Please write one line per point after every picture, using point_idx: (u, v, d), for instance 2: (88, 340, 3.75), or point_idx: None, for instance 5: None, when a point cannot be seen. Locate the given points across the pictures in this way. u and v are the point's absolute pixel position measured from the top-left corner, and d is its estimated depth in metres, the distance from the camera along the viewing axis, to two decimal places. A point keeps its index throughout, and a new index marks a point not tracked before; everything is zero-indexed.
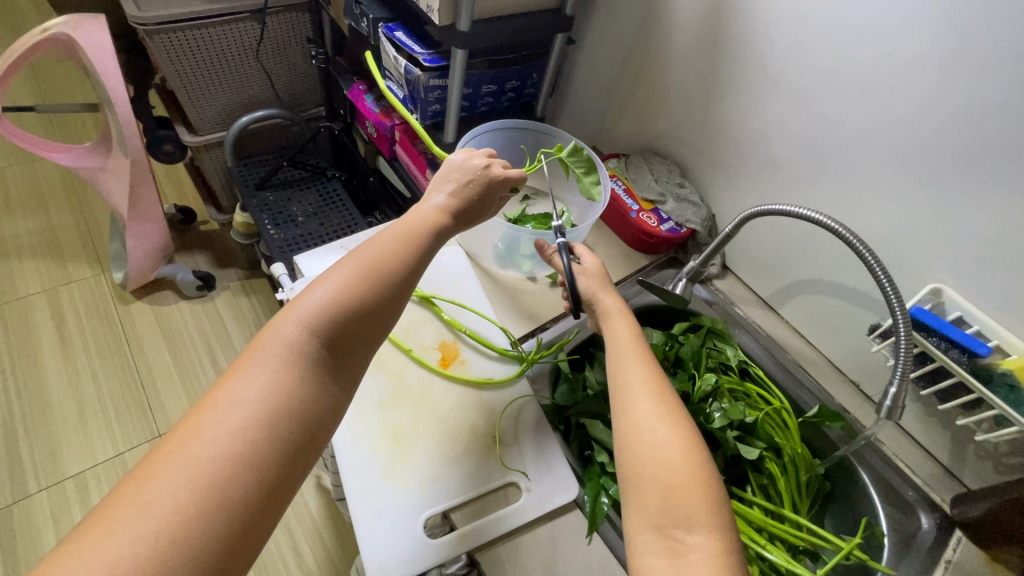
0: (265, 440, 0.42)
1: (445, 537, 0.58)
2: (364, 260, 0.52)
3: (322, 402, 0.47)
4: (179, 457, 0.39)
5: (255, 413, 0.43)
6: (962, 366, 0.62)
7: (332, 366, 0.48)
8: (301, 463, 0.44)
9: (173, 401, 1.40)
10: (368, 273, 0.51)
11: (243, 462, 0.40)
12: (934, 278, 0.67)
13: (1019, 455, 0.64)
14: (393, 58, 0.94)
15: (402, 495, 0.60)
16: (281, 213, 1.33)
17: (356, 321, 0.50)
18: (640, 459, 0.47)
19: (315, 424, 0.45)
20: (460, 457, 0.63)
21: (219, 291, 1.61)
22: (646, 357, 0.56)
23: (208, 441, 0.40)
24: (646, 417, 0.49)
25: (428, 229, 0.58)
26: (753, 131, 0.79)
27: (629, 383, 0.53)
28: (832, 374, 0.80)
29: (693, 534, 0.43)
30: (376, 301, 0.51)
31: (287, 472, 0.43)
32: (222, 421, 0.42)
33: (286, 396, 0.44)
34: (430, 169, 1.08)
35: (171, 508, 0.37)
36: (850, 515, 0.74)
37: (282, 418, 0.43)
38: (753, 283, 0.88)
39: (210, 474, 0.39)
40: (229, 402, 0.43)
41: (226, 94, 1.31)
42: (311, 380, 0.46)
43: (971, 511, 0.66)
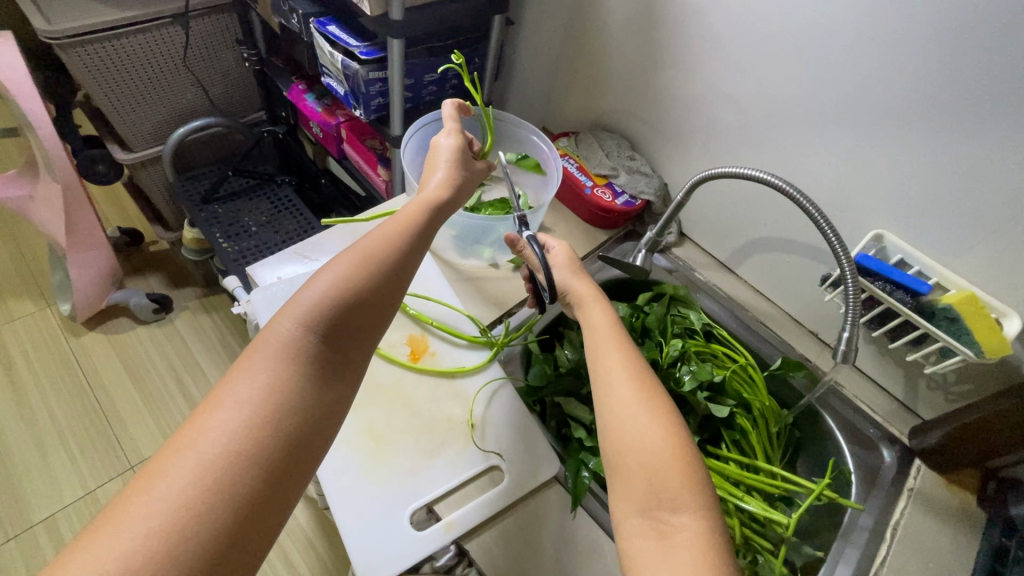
0: (266, 438, 0.42)
1: (432, 528, 0.58)
2: (360, 250, 0.52)
3: (324, 398, 0.46)
4: (184, 454, 0.39)
5: (258, 409, 0.43)
6: (907, 305, 0.65)
7: (333, 362, 0.48)
8: (303, 460, 0.44)
9: (143, 432, 1.35)
10: (366, 263, 0.51)
11: (244, 460, 0.40)
12: (876, 225, 0.70)
13: (965, 382, 0.69)
14: (328, 53, 0.91)
15: (384, 492, 0.60)
16: (232, 224, 1.29)
17: (355, 314, 0.49)
18: (626, 448, 0.48)
19: (316, 423, 0.45)
20: (440, 447, 0.63)
21: (178, 313, 1.56)
22: (622, 342, 0.56)
23: (213, 437, 0.40)
24: (628, 404, 0.50)
25: (425, 205, 0.59)
26: (696, 99, 0.81)
27: (609, 371, 0.53)
28: (792, 327, 0.83)
29: (678, 515, 0.44)
30: (374, 293, 0.50)
31: (288, 469, 0.42)
32: (226, 419, 0.41)
33: (286, 395, 0.44)
34: (382, 166, 1.06)
35: (176, 505, 0.37)
36: (819, 459, 0.77)
37: (282, 416, 0.43)
38: (710, 248, 0.90)
39: (216, 470, 0.39)
40: (232, 399, 0.43)
41: (157, 105, 1.25)
42: (312, 377, 0.46)
43: (928, 440, 0.70)
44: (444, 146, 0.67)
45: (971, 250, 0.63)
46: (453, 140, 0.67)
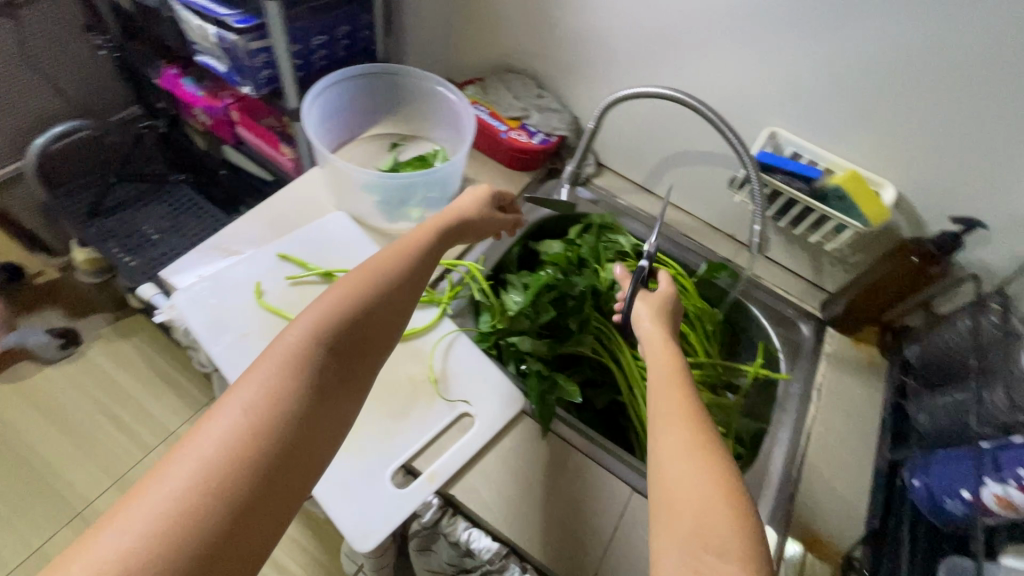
0: (262, 450, 0.39)
1: (414, 483, 0.60)
2: (366, 269, 0.51)
3: (331, 412, 0.44)
4: (175, 463, 0.37)
5: (259, 414, 0.40)
6: (805, 193, 0.71)
7: (341, 372, 0.46)
8: (299, 479, 0.40)
9: (82, 476, 1.28)
10: (373, 278, 0.50)
11: (235, 471, 0.37)
12: (770, 123, 0.76)
13: (859, 252, 0.78)
14: (198, 27, 0.82)
15: (361, 462, 0.60)
16: (130, 236, 1.18)
17: (365, 326, 0.48)
18: (672, 489, 0.41)
19: (315, 442, 0.42)
20: (406, 408, 0.64)
21: (89, 343, 1.45)
22: (676, 376, 0.49)
23: (210, 440, 0.38)
24: (674, 433, 0.44)
25: (435, 228, 0.59)
26: (593, 26, 0.81)
27: (658, 391, 0.49)
28: (712, 234, 0.89)
29: (725, 562, 0.36)
30: (382, 306, 0.50)
31: (282, 487, 0.39)
32: (223, 422, 0.39)
33: (289, 403, 0.42)
34: (285, 144, 1.01)
35: (159, 519, 0.34)
36: (750, 345, 0.86)
37: (284, 424, 0.41)
38: (628, 173, 0.94)
39: (211, 476, 0.37)
40: (231, 404, 0.41)
41: (5, 115, 1.09)
42: (314, 389, 0.43)
43: (836, 308, 0.80)
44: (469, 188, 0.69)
45: (851, 133, 0.71)
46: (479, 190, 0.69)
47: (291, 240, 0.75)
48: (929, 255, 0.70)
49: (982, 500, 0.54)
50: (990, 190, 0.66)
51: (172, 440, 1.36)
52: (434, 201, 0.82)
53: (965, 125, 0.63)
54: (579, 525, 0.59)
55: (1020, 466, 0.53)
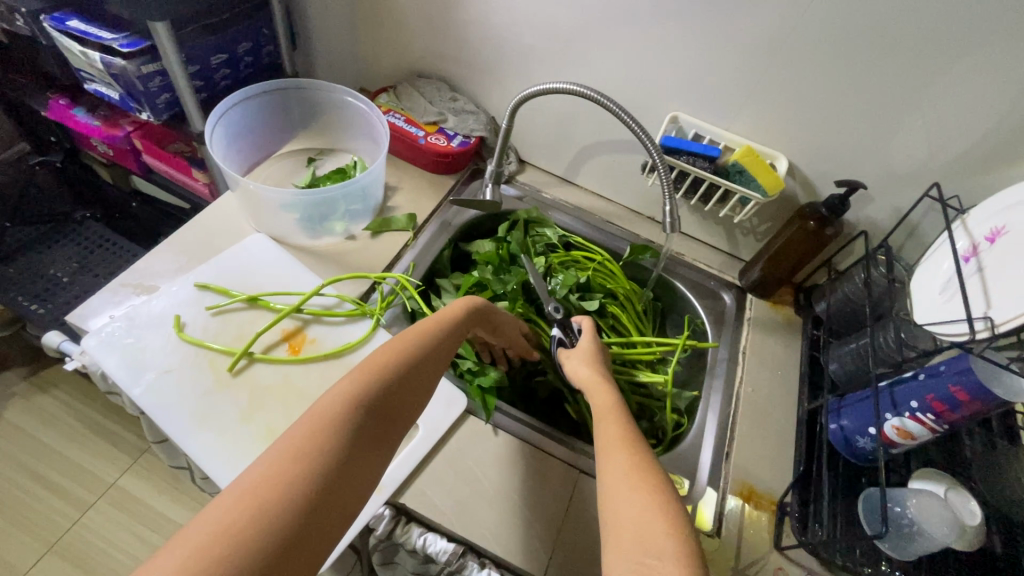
0: (302, 496, 0.38)
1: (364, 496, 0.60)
2: (404, 339, 0.53)
3: (363, 474, 0.43)
4: (210, 506, 0.37)
5: (297, 463, 0.40)
6: (709, 171, 0.76)
7: (374, 435, 0.46)
8: (329, 532, 0.39)
9: (12, 548, 1.19)
10: (409, 349, 0.53)
11: (267, 515, 0.36)
12: (672, 108, 0.80)
13: (766, 221, 0.84)
14: (80, 54, 0.77)
15: None
16: (36, 282, 1.10)
17: (407, 382, 0.51)
18: (623, 515, 0.43)
19: (348, 499, 0.41)
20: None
21: (3, 403, 1.35)
22: (617, 417, 0.54)
23: (247, 486, 0.38)
24: (614, 464, 0.47)
25: (464, 305, 0.62)
26: (496, 27, 0.83)
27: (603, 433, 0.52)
28: (634, 218, 0.93)
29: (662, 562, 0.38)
30: (414, 372, 0.52)
31: (312, 538, 0.38)
32: (261, 471, 0.39)
33: (327, 455, 0.42)
34: (197, 168, 0.97)
35: (186, 558, 0.33)
36: (680, 320, 0.91)
37: (321, 476, 0.40)
38: (549, 167, 0.96)
39: (243, 521, 0.36)
40: (270, 454, 0.41)
41: None
42: (354, 443, 0.44)
43: (752, 275, 0.86)
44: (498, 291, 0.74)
45: (743, 112, 0.76)
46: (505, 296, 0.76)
47: (208, 268, 0.73)
48: (823, 219, 0.76)
49: (886, 433, 0.61)
50: (868, 152, 0.72)
51: (111, 494, 1.28)
52: (358, 214, 0.82)
53: (839, 95, 0.69)
54: (533, 517, 0.60)
55: (913, 398, 0.59)
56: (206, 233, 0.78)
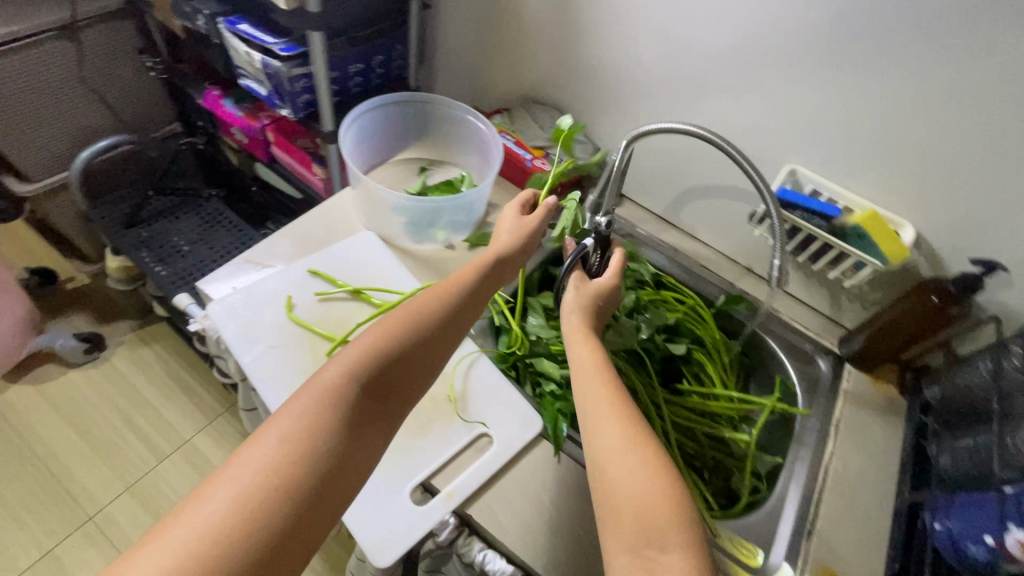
0: (290, 483, 0.42)
1: (434, 499, 0.61)
2: (414, 296, 0.54)
3: (364, 438, 0.47)
4: (217, 484, 0.41)
5: (294, 436, 0.44)
6: (824, 230, 0.72)
7: (373, 402, 0.49)
8: (324, 505, 0.43)
9: (96, 481, 1.31)
10: (416, 309, 0.53)
11: (271, 486, 0.41)
12: (790, 162, 0.77)
13: (878, 289, 0.79)
14: (245, 53, 0.87)
15: (386, 476, 0.62)
16: (163, 246, 1.22)
17: (412, 346, 0.52)
18: (621, 501, 0.45)
19: (341, 473, 0.45)
20: (427, 426, 0.66)
21: (113, 349, 1.51)
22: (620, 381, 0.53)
23: (250, 461, 0.42)
24: (621, 445, 0.48)
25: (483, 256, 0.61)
26: (617, 63, 0.85)
27: (594, 407, 0.51)
28: (730, 265, 0.90)
29: (666, 553, 0.42)
30: (417, 337, 0.52)
31: (305, 517, 0.42)
32: (261, 444, 0.43)
33: (325, 426, 0.45)
34: (317, 164, 1.05)
35: (198, 532, 0.38)
36: (767, 379, 0.86)
37: (321, 447, 0.44)
38: (649, 204, 0.96)
39: (249, 492, 0.41)
40: (270, 427, 0.45)
41: (58, 128, 1.14)
42: (342, 423, 0.46)
43: (854, 345, 0.80)
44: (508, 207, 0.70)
45: (870, 173, 0.72)
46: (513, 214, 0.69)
47: (320, 257, 0.78)
48: (950, 295, 0.70)
49: (1009, 547, 0.54)
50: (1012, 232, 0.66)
51: (184, 449, 1.39)
52: (460, 225, 0.84)
53: (984, 167, 0.64)
54: (594, 556, 0.58)
55: None
56: (323, 224, 0.84)
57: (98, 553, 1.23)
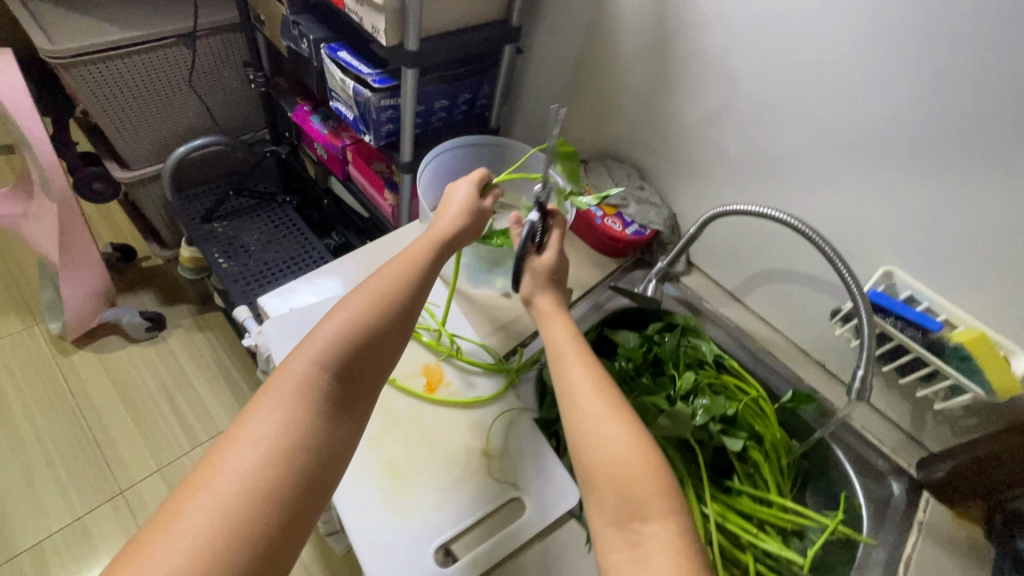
0: (275, 477, 0.45)
1: (455, 565, 0.57)
2: (372, 291, 0.57)
3: (339, 432, 0.50)
4: (200, 499, 0.43)
5: (273, 440, 0.47)
6: (918, 343, 0.66)
7: (344, 398, 0.52)
8: (314, 490, 0.47)
9: (133, 456, 1.36)
10: (379, 304, 0.56)
11: (260, 491, 0.44)
12: (886, 262, 0.71)
13: (972, 415, 0.69)
14: (340, 80, 0.90)
15: (409, 529, 0.59)
16: (233, 244, 1.28)
17: (375, 347, 0.54)
18: (602, 468, 0.50)
19: (326, 459, 0.49)
20: (459, 481, 0.63)
21: (171, 330, 1.58)
22: (585, 357, 0.58)
23: (232, 469, 0.45)
24: (597, 416, 0.52)
25: (435, 242, 0.63)
26: (706, 132, 0.82)
27: (572, 384, 0.56)
28: (800, 357, 0.84)
29: (648, 524, 0.47)
30: (380, 338, 0.55)
31: (297, 503, 0.46)
32: (241, 453, 0.46)
33: (302, 427, 0.48)
34: (389, 190, 1.07)
35: (194, 544, 0.41)
36: (828, 491, 0.78)
37: (300, 447, 0.47)
38: (718, 278, 0.91)
39: (235, 500, 0.43)
40: (248, 436, 0.47)
41: (160, 123, 1.23)
42: (317, 417, 0.50)
43: (935, 472, 0.71)
44: (458, 190, 0.69)
45: (979, 290, 0.65)
46: (467, 186, 0.70)
47: None
48: None
49: None
50: None
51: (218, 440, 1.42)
52: None
53: None
54: None
55: None
56: (385, 254, 0.84)
57: (122, 529, 1.27)
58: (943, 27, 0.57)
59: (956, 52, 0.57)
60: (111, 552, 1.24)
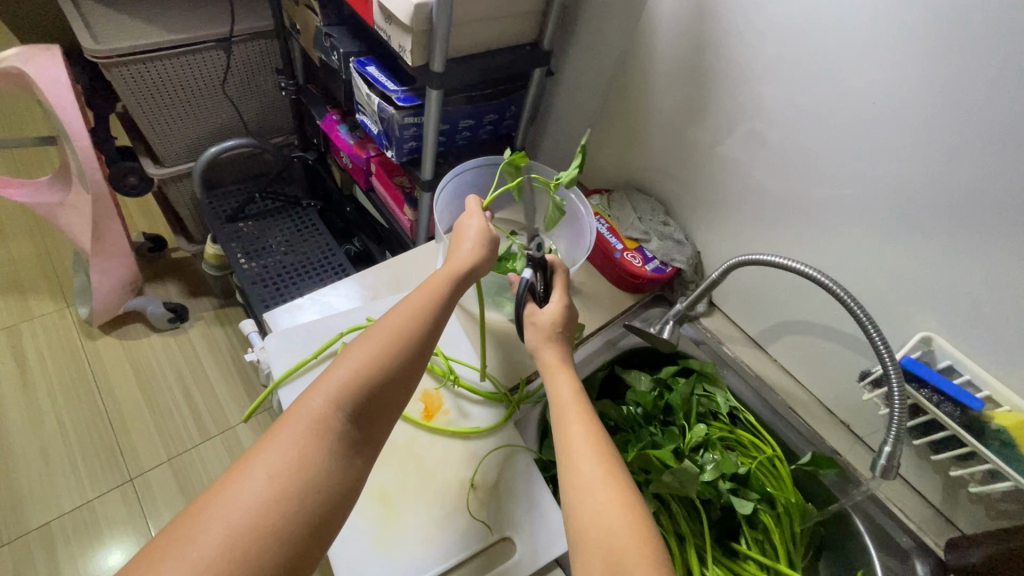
0: (284, 514, 0.43)
1: None
2: (390, 330, 0.55)
3: (349, 473, 0.48)
4: (202, 537, 0.41)
5: (283, 478, 0.45)
6: (955, 421, 0.61)
7: (358, 438, 0.50)
8: (321, 531, 0.45)
9: (145, 445, 1.39)
10: (396, 342, 0.55)
11: (265, 533, 0.42)
12: (924, 326, 0.66)
13: (1012, 501, 0.63)
14: (366, 94, 0.90)
15: (396, 564, 0.56)
16: (255, 244, 1.29)
17: (389, 386, 0.53)
18: (590, 535, 0.47)
19: (338, 499, 0.47)
20: (451, 515, 0.60)
21: (192, 322, 1.61)
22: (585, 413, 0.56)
23: (239, 506, 0.42)
24: (590, 478, 0.50)
25: (450, 278, 0.62)
26: (737, 171, 0.79)
27: (569, 442, 0.54)
28: (823, 415, 0.79)
29: None
30: (396, 377, 0.54)
31: (304, 544, 0.44)
32: (249, 489, 0.44)
33: (314, 466, 0.46)
34: (409, 204, 1.06)
35: None
36: (844, 564, 0.72)
37: (310, 487, 0.45)
38: (741, 322, 0.87)
39: (239, 540, 0.41)
40: (258, 470, 0.45)
41: (194, 123, 1.26)
42: (333, 453, 0.48)
43: (968, 557, 0.64)
44: (471, 223, 0.68)
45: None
46: (479, 220, 0.68)
47: (381, 307, 0.76)
48: None
49: None
50: None
51: (226, 435, 1.43)
52: None
53: None
54: None
55: None
56: (394, 275, 0.83)
57: (127, 516, 1.29)
58: (1004, 83, 0.52)
59: (1015, 110, 0.53)
60: (115, 539, 1.26)
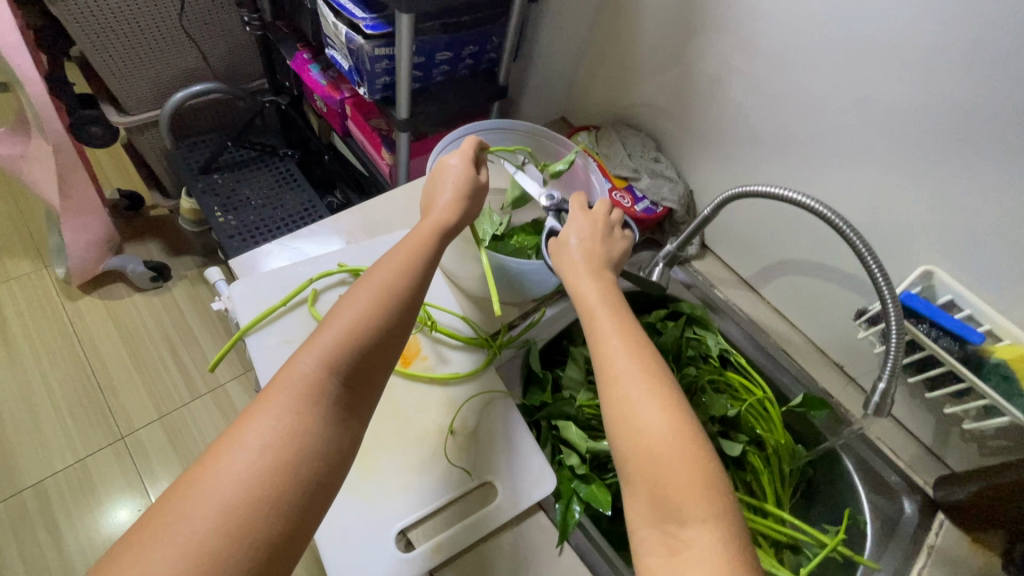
0: (278, 486, 0.38)
1: (418, 550, 0.53)
2: (380, 284, 0.49)
3: (345, 436, 0.43)
4: (186, 518, 0.35)
5: (272, 447, 0.39)
6: (953, 355, 0.58)
7: (353, 399, 0.44)
8: (322, 500, 0.40)
9: (135, 403, 1.37)
10: (386, 297, 0.48)
11: (257, 507, 0.37)
12: (924, 260, 0.63)
13: (1006, 438, 0.61)
14: (332, 24, 0.83)
15: (372, 509, 0.55)
16: (232, 197, 1.23)
17: (383, 341, 0.47)
18: (640, 454, 0.41)
19: (336, 462, 0.42)
20: (428, 462, 0.58)
21: (176, 281, 1.57)
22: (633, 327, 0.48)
23: (226, 481, 0.37)
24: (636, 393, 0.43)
25: (437, 233, 0.56)
26: (733, 100, 0.73)
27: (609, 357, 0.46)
28: (816, 357, 0.76)
29: (688, 528, 0.38)
30: (391, 332, 0.47)
31: (304, 514, 0.39)
32: (234, 461, 0.38)
33: (308, 434, 0.41)
34: (387, 148, 1.00)
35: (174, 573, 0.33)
36: (834, 504, 0.72)
37: (305, 455, 0.40)
38: (734, 264, 0.84)
39: (230, 520, 0.36)
40: (245, 441, 0.39)
41: (155, 66, 1.18)
42: (329, 417, 0.42)
43: (955, 494, 0.63)
44: (452, 166, 0.62)
45: None
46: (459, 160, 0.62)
47: (355, 250, 0.72)
48: None
49: None
50: None
51: (216, 393, 1.42)
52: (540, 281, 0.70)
53: None
54: None
55: None
56: (371, 219, 0.79)
57: (121, 474, 1.29)
58: None
59: None
60: (111, 495, 1.26)
